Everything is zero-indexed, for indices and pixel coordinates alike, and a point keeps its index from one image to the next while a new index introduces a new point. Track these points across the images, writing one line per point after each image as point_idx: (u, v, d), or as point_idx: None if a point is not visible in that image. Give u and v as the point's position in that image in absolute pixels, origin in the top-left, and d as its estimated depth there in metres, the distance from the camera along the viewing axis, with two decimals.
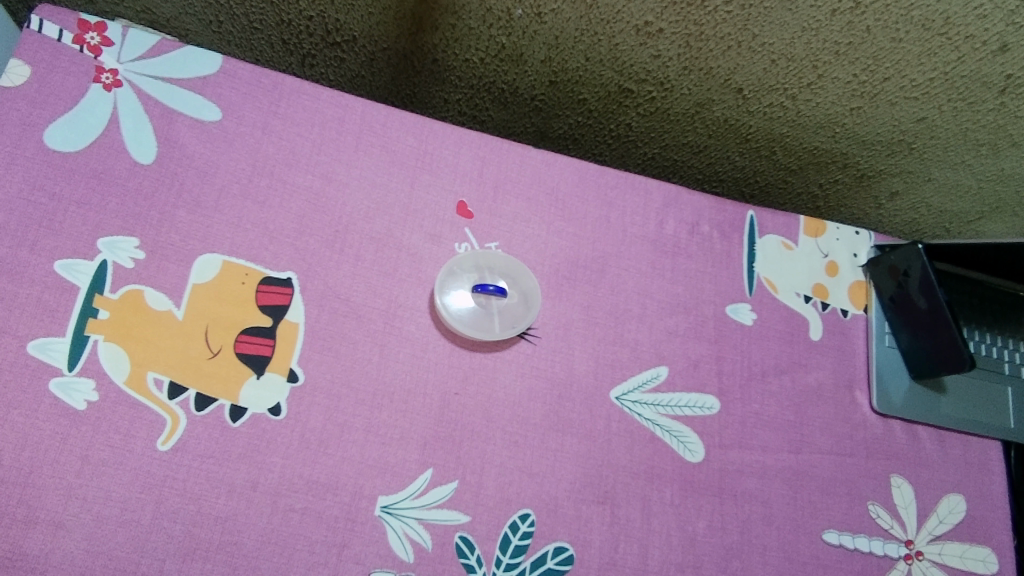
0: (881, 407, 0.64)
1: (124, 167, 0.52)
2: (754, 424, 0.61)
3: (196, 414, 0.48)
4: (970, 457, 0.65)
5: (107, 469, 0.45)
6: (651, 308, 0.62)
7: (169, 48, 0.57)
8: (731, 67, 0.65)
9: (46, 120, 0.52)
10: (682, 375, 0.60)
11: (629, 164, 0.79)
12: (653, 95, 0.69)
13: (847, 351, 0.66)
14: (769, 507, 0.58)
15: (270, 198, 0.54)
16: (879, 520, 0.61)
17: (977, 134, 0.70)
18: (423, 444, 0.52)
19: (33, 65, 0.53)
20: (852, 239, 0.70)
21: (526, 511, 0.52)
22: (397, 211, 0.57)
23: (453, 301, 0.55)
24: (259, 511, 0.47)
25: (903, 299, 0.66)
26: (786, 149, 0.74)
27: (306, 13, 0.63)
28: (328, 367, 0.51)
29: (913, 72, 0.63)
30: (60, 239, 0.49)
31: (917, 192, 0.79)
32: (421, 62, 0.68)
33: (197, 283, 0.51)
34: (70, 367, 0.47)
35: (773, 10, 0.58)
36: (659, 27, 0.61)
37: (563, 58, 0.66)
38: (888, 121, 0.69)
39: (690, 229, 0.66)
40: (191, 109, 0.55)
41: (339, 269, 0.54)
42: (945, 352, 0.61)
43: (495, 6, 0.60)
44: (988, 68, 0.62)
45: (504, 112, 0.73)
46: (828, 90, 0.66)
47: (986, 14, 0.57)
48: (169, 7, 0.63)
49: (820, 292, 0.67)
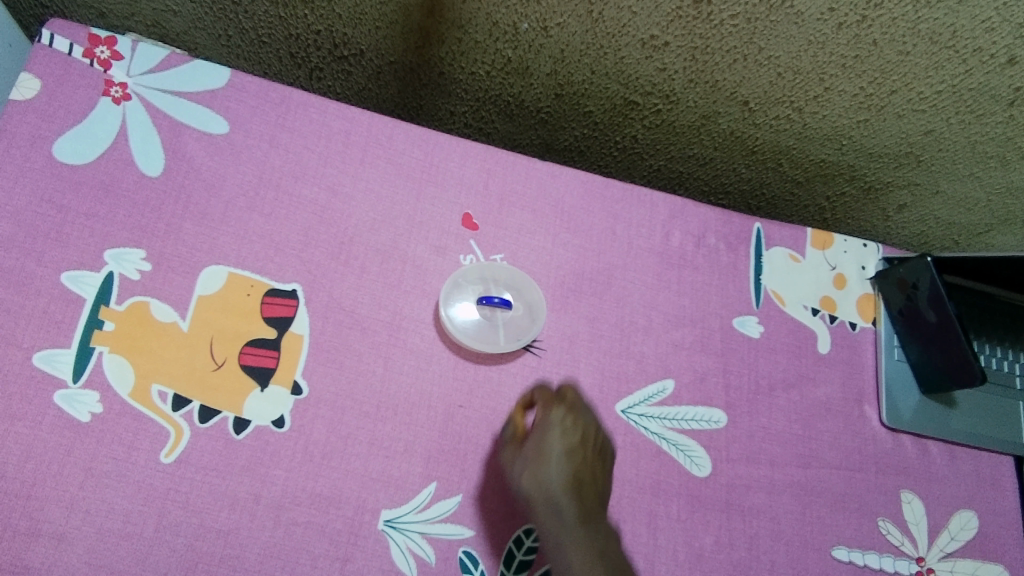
0: (891, 421, 0.63)
1: (132, 180, 0.52)
2: (762, 438, 0.60)
3: (200, 426, 0.48)
4: (981, 472, 0.64)
5: (109, 482, 0.45)
6: (657, 321, 0.61)
7: (178, 62, 0.57)
8: (736, 79, 0.65)
9: (56, 132, 0.52)
10: (689, 389, 0.60)
11: (634, 175, 0.79)
12: (658, 108, 0.69)
13: (856, 364, 0.66)
14: (778, 523, 0.57)
15: (276, 210, 0.54)
16: (890, 536, 0.60)
17: (986, 147, 0.69)
18: (427, 456, 0.51)
19: (43, 78, 0.53)
20: (860, 251, 0.70)
21: (531, 526, 0.52)
22: (403, 223, 0.57)
23: (458, 312, 0.55)
24: (261, 524, 0.47)
25: (912, 312, 0.65)
26: (793, 161, 0.74)
27: (314, 27, 0.63)
28: (332, 380, 0.51)
29: (920, 85, 0.63)
30: (67, 251, 0.49)
31: (925, 204, 0.78)
32: (427, 75, 0.68)
33: (203, 294, 0.51)
34: (75, 379, 0.47)
35: (779, 23, 0.58)
36: (664, 40, 0.61)
37: (568, 71, 0.66)
38: (895, 133, 0.69)
39: (696, 241, 0.65)
40: (198, 122, 0.55)
41: (344, 281, 0.54)
42: (955, 366, 0.60)
43: (501, 21, 0.61)
44: (995, 81, 0.62)
45: (510, 124, 0.74)
46: (835, 102, 0.66)
47: (994, 27, 0.57)
48: (179, 21, 0.63)
49: (828, 304, 0.67)
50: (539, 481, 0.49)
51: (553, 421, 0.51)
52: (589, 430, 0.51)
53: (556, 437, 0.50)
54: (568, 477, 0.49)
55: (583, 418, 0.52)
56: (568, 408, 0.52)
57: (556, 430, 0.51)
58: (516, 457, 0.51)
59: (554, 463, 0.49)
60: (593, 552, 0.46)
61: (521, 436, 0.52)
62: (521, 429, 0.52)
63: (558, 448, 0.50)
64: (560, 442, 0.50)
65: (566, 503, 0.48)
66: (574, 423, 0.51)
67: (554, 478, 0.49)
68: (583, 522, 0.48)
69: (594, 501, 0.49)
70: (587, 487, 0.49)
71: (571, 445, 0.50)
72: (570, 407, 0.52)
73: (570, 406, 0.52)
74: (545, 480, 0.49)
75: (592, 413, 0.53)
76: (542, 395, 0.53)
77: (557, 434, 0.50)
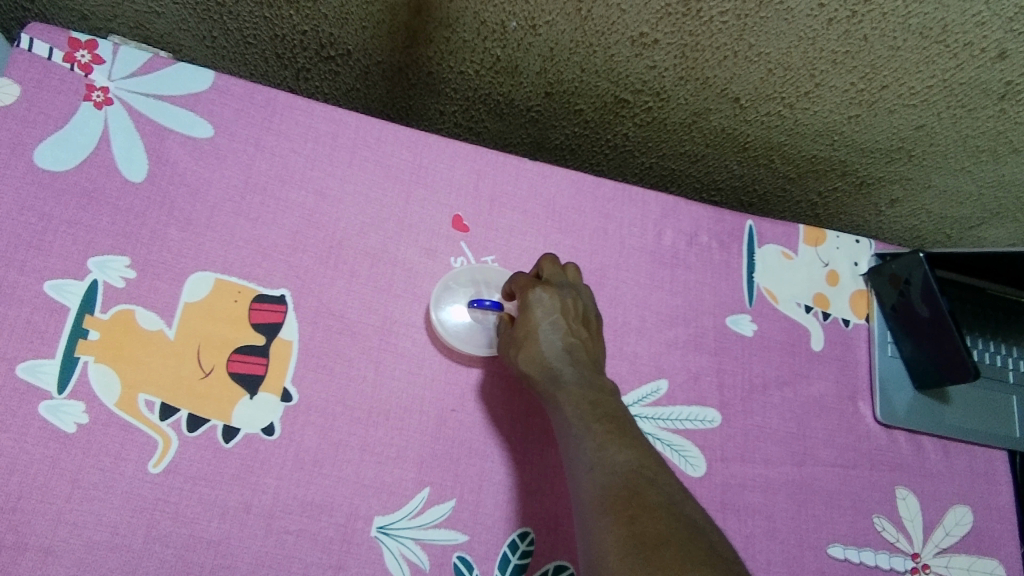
0: (885, 417, 0.63)
1: (115, 186, 0.52)
2: (756, 437, 0.60)
3: (188, 435, 0.47)
4: (975, 467, 0.65)
5: (97, 493, 0.44)
6: (650, 321, 0.61)
7: (161, 65, 0.56)
8: (727, 76, 0.64)
9: (36, 139, 0.51)
10: (683, 389, 0.59)
11: (626, 173, 0.79)
12: (649, 105, 0.69)
13: (849, 361, 0.66)
14: (773, 522, 0.57)
15: (263, 215, 0.54)
16: (885, 532, 0.60)
17: (977, 141, 0.69)
18: (420, 462, 0.51)
19: (22, 84, 0.52)
20: (853, 247, 0.70)
21: (526, 529, 0.51)
22: (392, 225, 0.57)
23: (449, 315, 0.55)
24: (252, 533, 0.46)
25: (905, 307, 0.65)
26: (784, 157, 0.74)
27: (300, 28, 0.62)
28: (322, 386, 0.51)
29: (911, 80, 0.63)
30: (50, 259, 0.49)
31: (917, 199, 0.78)
32: (416, 74, 0.67)
33: (190, 301, 0.50)
34: (60, 389, 0.46)
35: (768, 20, 0.58)
36: (654, 38, 0.61)
37: (558, 70, 0.65)
38: (887, 128, 0.69)
39: (688, 239, 0.65)
40: (183, 126, 0.55)
41: (333, 285, 0.54)
42: (948, 362, 0.60)
43: (489, 19, 0.60)
44: (986, 75, 0.61)
45: (500, 123, 0.73)
46: (825, 98, 0.66)
47: (984, 21, 0.56)
48: (163, 23, 0.63)
49: (821, 301, 0.67)
50: (531, 357, 0.51)
51: (534, 301, 0.52)
52: (568, 300, 0.53)
53: (539, 314, 0.52)
54: (557, 345, 0.51)
55: (561, 292, 0.53)
56: (544, 285, 0.53)
57: (537, 307, 0.52)
58: (508, 344, 0.52)
59: (540, 337, 0.51)
60: (586, 400, 0.48)
61: (511, 322, 0.54)
62: (509, 321, 0.54)
63: (542, 322, 0.52)
64: (543, 317, 0.52)
65: (559, 367, 0.50)
66: (553, 300, 0.52)
67: (544, 349, 0.51)
68: (578, 379, 0.50)
69: (587, 361, 0.51)
70: (577, 350, 0.51)
71: (554, 317, 0.52)
72: (546, 284, 0.53)
73: (546, 283, 0.53)
74: (536, 354, 0.51)
75: (571, 285, 0.54)
76: (520, 281, 0.54)
77: (539, 311, 0.52)
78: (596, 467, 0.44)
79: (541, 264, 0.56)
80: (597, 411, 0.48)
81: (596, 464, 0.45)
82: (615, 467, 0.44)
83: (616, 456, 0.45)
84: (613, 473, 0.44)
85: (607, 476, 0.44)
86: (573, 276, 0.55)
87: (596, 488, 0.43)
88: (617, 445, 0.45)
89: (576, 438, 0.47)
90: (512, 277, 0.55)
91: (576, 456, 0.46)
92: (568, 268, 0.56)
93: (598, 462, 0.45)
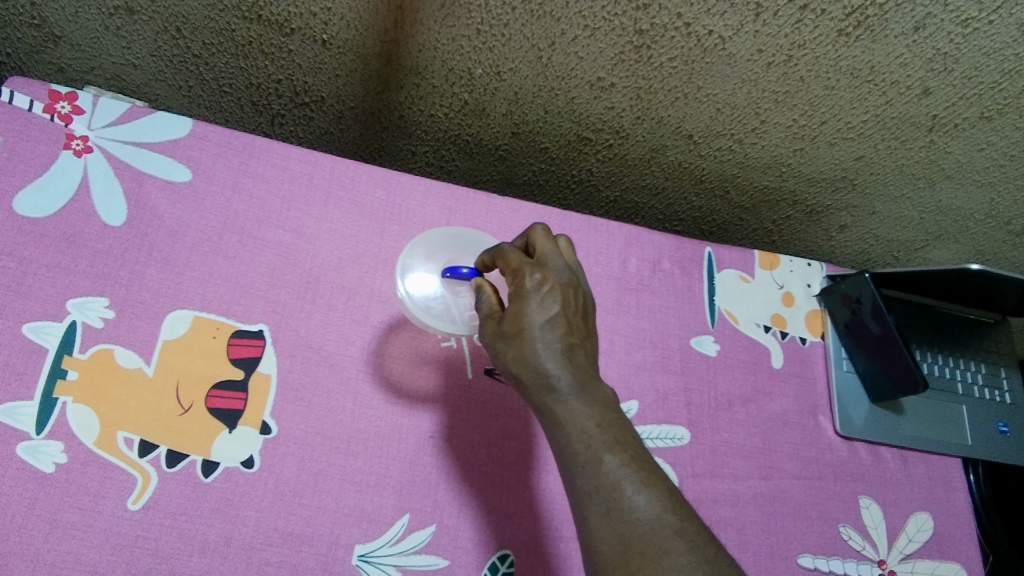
0: (844, 429, 0.66)
1: (94, 230, 0.53)
2: (724, 452, 0.62)
3: (168, 471, 0.48)
4: (932, 475, 0.68)
5: (75, 532, 0.44)
6: (619, 344, 0.64)
7: (140, 114, 0.59)
8: (679, 116, 0.69)
9: (16, 186, 0.53)
10: (652, 408, 0.62)
11: (593, 207, 0.84)
12: (610, 143, 0.73)
13: (808, 377, 0.69)
14: (744, 534, 0.59)
15: (241, 253, 0.56)
16: (852, 541, 0.62)
17: (913, 169, 0.75)
18: (399, 489, 0.52)
19: (2, 134, 0.54)
20: (806, 270, 0.75)
21: (505, 552, 0.52)
22: (368, 261, 0.59)
23: (419, 289, 0.54)
24: (232, 567, 0.46)
25: (857, 325, 0.69)
26: (738, 188, 0.79)
27: (276, 77, 0.66)
28: (301, 418, 0.52)
29: (847, 116, 0.68)
30: (29, 302, 0.50)
31: (863, 224, 0.84)
32: (387, 118, 0.71)
33: (168, 339, 0.51)
34: (38, 430, 0.46)
35: (713, 64, 0.63)
36: (611, 81, 0.65)
37: (523, 111, 0.69)
38: (829, 160, 0.74)
39: (652, 266, 0.69)
40: (161, 171, 0.57)
41: (311, 319, 0.55)
42: (899, 376, 0.64)
43: (456, 67, 0.64)
44: (914, 110, 0.67)
45: (470, 162, 0.77)
46: (771, 134, 0.71)
47: (907, 62, 0.62)
48: (141, 73, 0.65)
49: (779, 321, 0.71)
50: (524, 356, 0.48)
51: (531, 289, 0.50)
52: (568, 291, 0.51)
53: (535, 309, 0.49)
54: (556, 347, 0.48)
55: (559, 282, 0.51)
56: (541, 271, 0.51)
57: (533, 298, 0.49)
58: (499, 336, 0.49)
59: (538, 335, 0.48)
60: (593, 424, 0.46)
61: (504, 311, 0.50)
62: (496, 299, 0.51)
63: (539, 319, 0.48)
64: (540, 313, 0.49)
65: (557, 372, 0.47)
66: (552, 292, 0.50)
67: (541, 349, 0.48)
68: (577, 391, 0.47)
69: (587, 365, 0.49)
70: (577, 350, 0.49)
71: (553, 313, 0.49)
72: (543, 272, 0.51)
73: (544, 270, 0.51)
74: (531, 353, 0.47)
75: (569, 273, 0.52)
76: (513, 264, 0.52)
77: (536, 304, 0.49)
78: (613, 512, 0.43)
79: (537, 242, 0.54)
80: (607, 440, 0.46)
81: (613, 508, 0.43)
82: (636, 514, 0.43)
83: (636, 500, 0.43)
84: (634, 521, 0.42)
85: (627, 524, 0.42)
86: (569, 262, 0.54)
87: (615, 538, 0.42)
88: (637, 485, 0.44)
89: (586, 469, 0.45)
90: (500, 254, 0.53)
91: (584, 490, 0.44)
92: (560, 248, 0.55)
93: (615, 507, 0.43)
